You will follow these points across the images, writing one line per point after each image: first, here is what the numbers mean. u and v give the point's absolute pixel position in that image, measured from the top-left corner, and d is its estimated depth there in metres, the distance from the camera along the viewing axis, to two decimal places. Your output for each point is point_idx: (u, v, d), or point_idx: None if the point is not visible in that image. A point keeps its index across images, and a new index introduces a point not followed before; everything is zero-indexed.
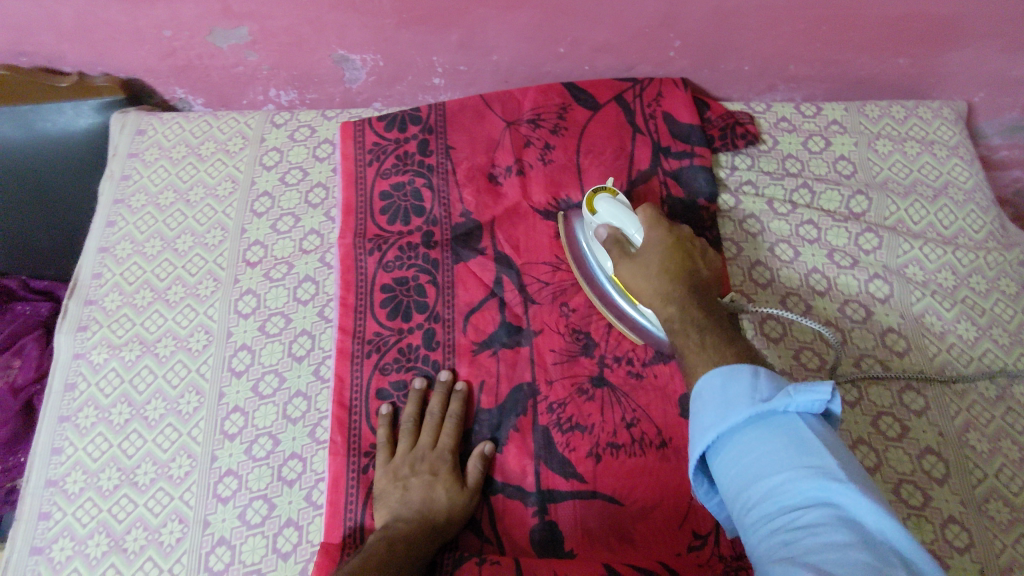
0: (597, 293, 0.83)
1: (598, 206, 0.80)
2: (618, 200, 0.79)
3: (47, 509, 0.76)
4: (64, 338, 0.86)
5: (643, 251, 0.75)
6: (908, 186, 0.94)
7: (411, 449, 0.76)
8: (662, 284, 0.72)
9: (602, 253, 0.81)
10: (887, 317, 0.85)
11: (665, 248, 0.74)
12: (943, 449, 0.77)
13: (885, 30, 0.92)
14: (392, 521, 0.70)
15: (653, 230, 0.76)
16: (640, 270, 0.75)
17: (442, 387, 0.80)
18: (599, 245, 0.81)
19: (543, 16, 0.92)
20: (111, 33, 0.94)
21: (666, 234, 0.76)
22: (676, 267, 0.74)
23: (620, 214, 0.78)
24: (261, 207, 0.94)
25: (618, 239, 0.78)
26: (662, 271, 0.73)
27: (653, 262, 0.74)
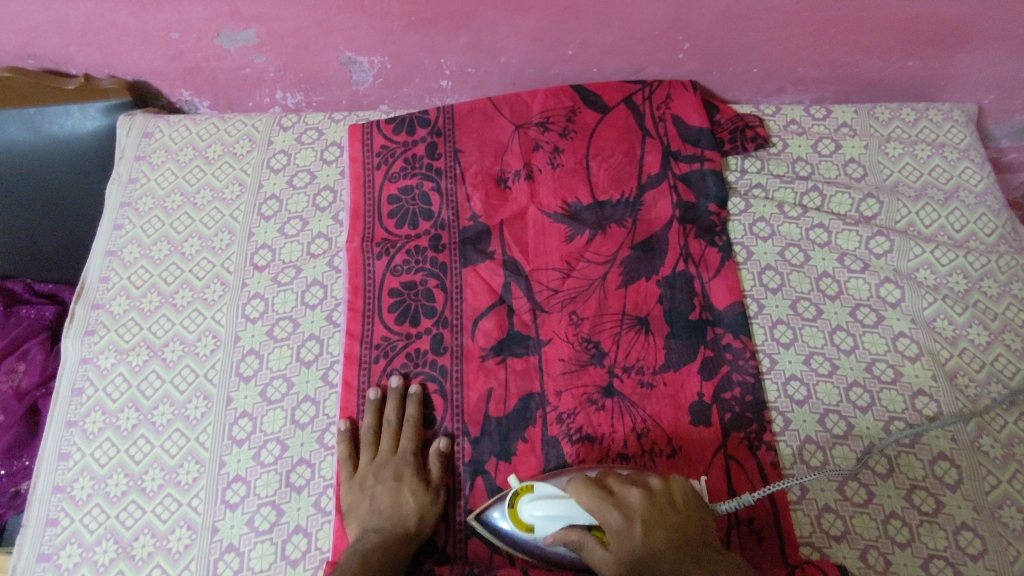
0: (523, 551, 0.71)
1: (524, 509, 0.68)
2: None
3: (54, 516, 0.76)
4: (71, 342, 0.85)
5: (620, 550, 0.60)
6: (919, 189, 0.93)
7: (374, 459, 0.77)
8: (654, 549, 0.59)
9: (552, 550, 0.67)
10: (899, 321, 0.84)
11: (644, 515, 0.61)
12: (956, 455, 0.76)
13: (895, 32, 0.92)
14: (363, 532, 0.70)
15: (608, 513, 0.62)
16: (625, 557, 0.60)
17: (394, 393, 0.80)
18: (549, 526, 0.67)
19: (551, 19, 0.91)
20: (118, 35, 0.94)
21: (625, 509, 0.62)
22: (656, 520, 0.61)
23: (556, 502, 0.66)
24: (268, 210, 0.93)
25: (574, 540, 0.64)
26: (655, 543, 0.60)
27: (642, 557, 0.59)
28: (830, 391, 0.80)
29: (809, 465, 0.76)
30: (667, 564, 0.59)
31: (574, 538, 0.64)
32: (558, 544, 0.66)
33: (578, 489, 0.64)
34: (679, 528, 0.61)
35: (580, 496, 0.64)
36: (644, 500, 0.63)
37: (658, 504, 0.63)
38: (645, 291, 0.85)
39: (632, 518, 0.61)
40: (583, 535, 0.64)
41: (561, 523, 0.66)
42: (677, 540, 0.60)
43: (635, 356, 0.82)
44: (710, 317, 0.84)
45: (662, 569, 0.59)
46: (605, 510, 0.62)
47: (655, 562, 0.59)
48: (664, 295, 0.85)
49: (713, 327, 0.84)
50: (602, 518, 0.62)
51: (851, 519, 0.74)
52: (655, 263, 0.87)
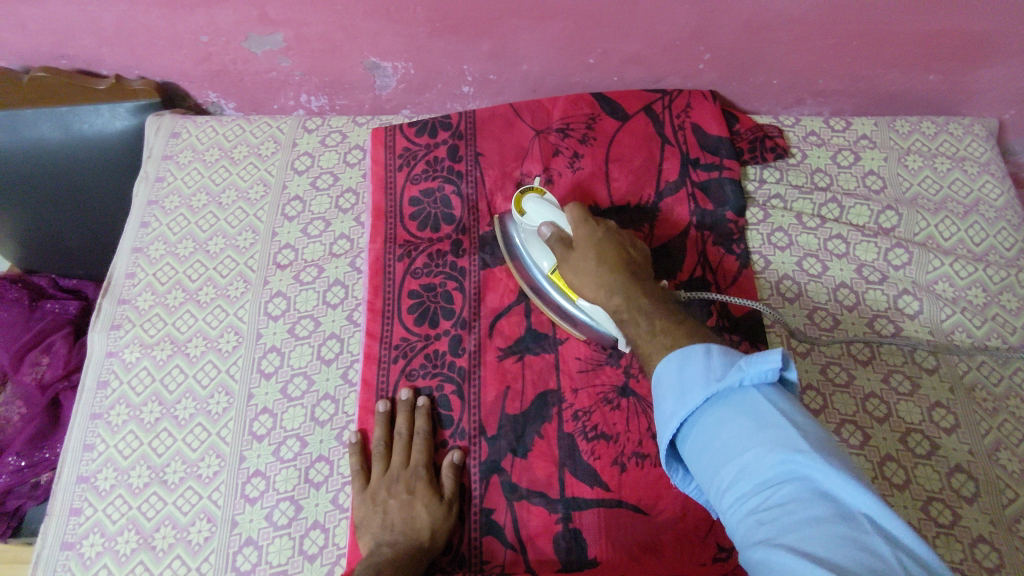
0: (530, 283, 0.85)
1: (527, 205, 0.81)
2: (548, 201, 0.80)
3: (78, 505, 0.78)
4: (98, 336, 0.87)
5: (579, 247, 0.76)
6: (938, 202, 0.94)
7: (386, 473, 0.77)
8: (606, 277, 0.72)
9: (537, 254, 0.81)
10: (916, 333, 0.85)
11: (601, 241, 0.75)
12: (973, 467, 0.76)
13: (917, 46, 0.92)
14: (376, 547, 0.70)
15: (580, 228, 0.77)
16: (579, 271, 0.75)
17: (405, 405, 0.80)
18: (537, 246, 0.81)
19: (574, 27, 0.92)
20: (150, 38, 0.95)
21: (596, 228, 0.76)
22: (607, 254, 0.74)
23: (547, 211, 0.80)
24: (292, 210, 0.95)
25: (555, 240, 0.78)
26: (599, 257, 0.74)
27: (591, 260, 0.74)
28: (847, 401, 0.81)
29: None
30: (605, 279, 0.72)
31: (555, 238, 0.78)
32: (546, 247, 0.80)
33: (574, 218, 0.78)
34: (626, 254, 0.75)
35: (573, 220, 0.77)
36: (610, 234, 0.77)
37: (618, 245, 0.76)
38: None
39: (596, 228, 0.76)
40: (565, 240, 0.77)
41: (547, 224, 0.79)
42: (618, 270, 0.73)
43: None
44: (727, 324, 0.85)
45: (606, 274, 0.73)
46: (580, 224, 0.77)
47: (606, 273, 0.73)
48: (681, 301, 0.86)
49: (730, 334, 0.84)
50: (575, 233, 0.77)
51: None
52: (673, 269, 0.88)
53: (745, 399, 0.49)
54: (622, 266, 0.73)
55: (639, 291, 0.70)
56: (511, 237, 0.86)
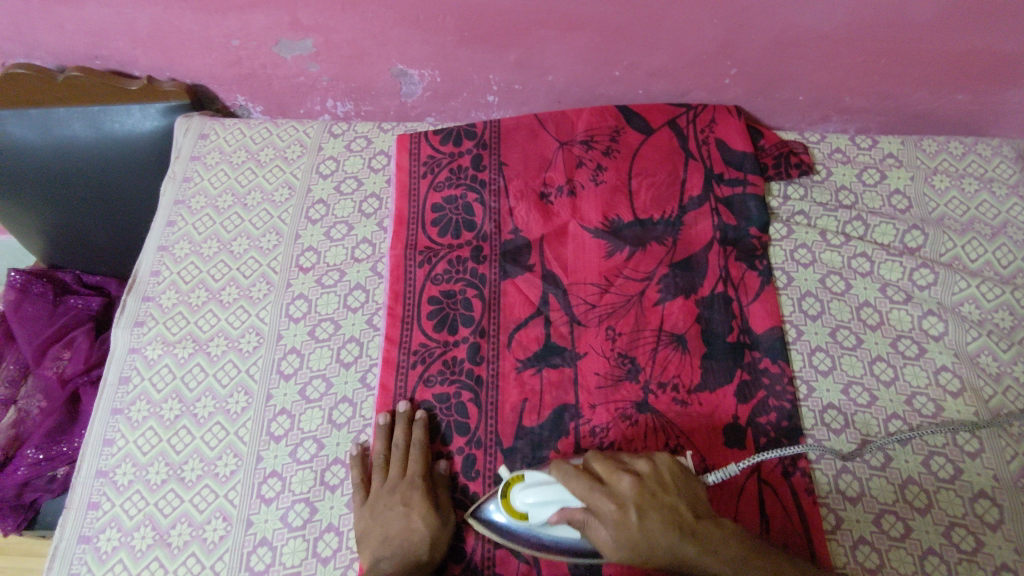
0: (518, 539, 0.72)
1: (517, 498, 0.70)
2: (535, 479, 0.70)
3: (96, 499, 0.78)
4: (121, 331, 0.88)
5: (617, 527, 0.64)
6: (965, 223, 0.93)
7: (383, 484, 0.76)
8: (653, 534, 0.63)
9: (556, 531, 0.70)
10: (941, 355, 0.83)
11: (636, 502, 0.65)
12: (998, 494, 0.75)
13: (947, 65, 0.91)
14: (375, 563, 0.69)
15: (602, 501, 0.65)
16: (626, 534, 0.63)
17: (402, 419, 0.80)
18: (552, 530, 0.70)
19: (601, 40, 0.93)
20: (182, 40, 0.97)
21: (620, 499, 0.65)
22: (647, 501, 0.65)
23: (549, 497, 0.68)
24: (315, 214, 0.96)
25: (578, 522, 0.67)
26: (649, 530, 0.63)
27: (637, 537, 0.63)
28: (869, 421, 0.80)
29: (845, 495, 0.75)
30: (667, 544, 0.63)
31: (573, 519, 0.67)
32: (562, 527, 0.70)
33: (573, 483, 0.67)
34: (677, 512, 0.65)
35: (573, 483, 0.67)
36: (635, 488, 0.66)
37: (653, 488, 0.67)
38: (683, 310, 0.86)
39: (625, 505, 0.65)
40: (582, 519, 0.67)
41: (554, 516, 0.68)
42: (674, 527, 0.64)
43: (671, 376, 0.82)
44: (748, 340, 0.84)
45: (661, 553, 0.63)
46: (591, 494, 0.65)
47: (668, 548, 0.63)
48: (702, 316, 0.85)
49: (751, 351, 0.84)
50: (596, 510, 0.65)
51: (887, 552, 0.72)
52: (694, 283, 0.88)
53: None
54: (674, 525, 0.64)
55: (704, 532, 0.64)
56: (494, 522, 0.73)
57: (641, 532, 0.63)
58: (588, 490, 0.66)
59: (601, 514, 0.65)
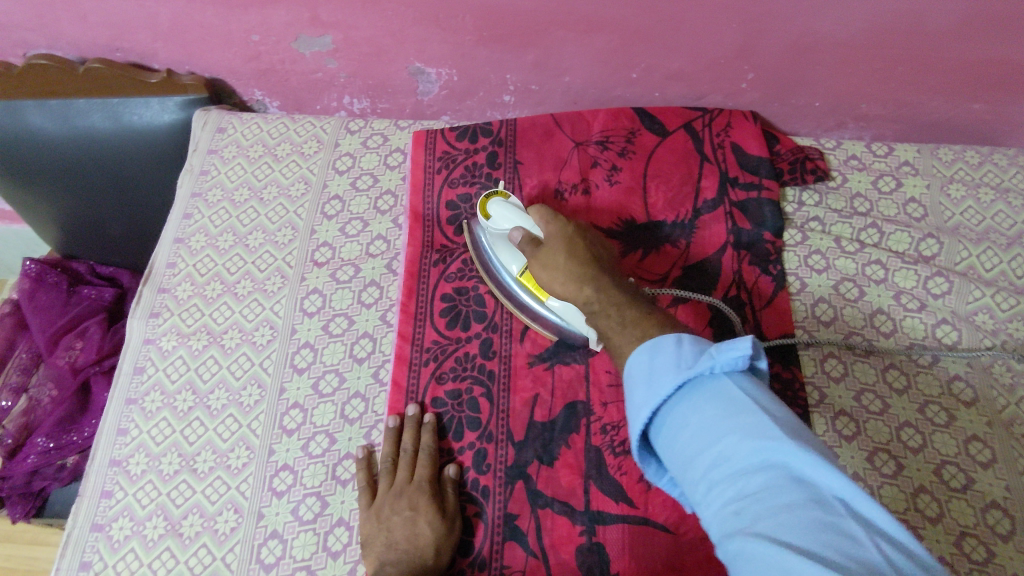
0: (500, 286, 0.86)
1: (492, 210, 0.84)
2: (509, 202, 0.85)
3: (109, 488, 0.79)
4: (137, 322, 0.89)
5: (548, 244, 0.80)
6: (981, 233, 0.92)
7: (390, 488, 0.76)
8: (575, 275, 0.76)
9: (507, 255, 0.84)
10: (954, 364, 0.83)
11: (573, 262, 0.76)
12: (1010, 505, 0.75)
13: (966, 73, 0.91)
14: (380, 568, 0.69)
15: (551, 224, 0.80)
16: (551, 270, 0.78)
17: (411, 422, 0.79)
18: (503, 249, 0.85)
19: (619, 42, 0.93)
20: (202, 35, 0.98)
21: (569, 248, 0.78)
22: (579, 254, 0.78)
23: (512, 215, 0.83)
24: (331, 209, 0.96)
25: (526, 247, 0.81)
26: (571, 261, 0.76)
27: (561, 265, 0.77)
28: (880, 429, 0.79)
29: None
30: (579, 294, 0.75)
31: (524, 247, 0.82)
32: (514, 248, 0.84)
33: (538, 211, 0.81)
34: (590, 291, 0.74)
35: (544, 224, 0.81)
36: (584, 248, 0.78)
37: (594, 256, 0.77)
38: (696, 313, 0.86)
39: (570, 247, 0.78)
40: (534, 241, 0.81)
41: (514, 228, 0.83)
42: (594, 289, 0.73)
43: None
44: (761, 344, 0.84)
45: (578, 275, 0.76)
46: (552, 222, 0.80)
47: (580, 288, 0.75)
48: (715, 319, 0.85)
49: (764, 355, 0.83)
50: (543, 245, 0.80)
51: None
52: (708, 286, 0.88)
53: (716, 386, 0.49)
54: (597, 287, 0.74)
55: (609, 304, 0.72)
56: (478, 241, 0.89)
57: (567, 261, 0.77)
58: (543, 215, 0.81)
59: (552, 239, 0.78)
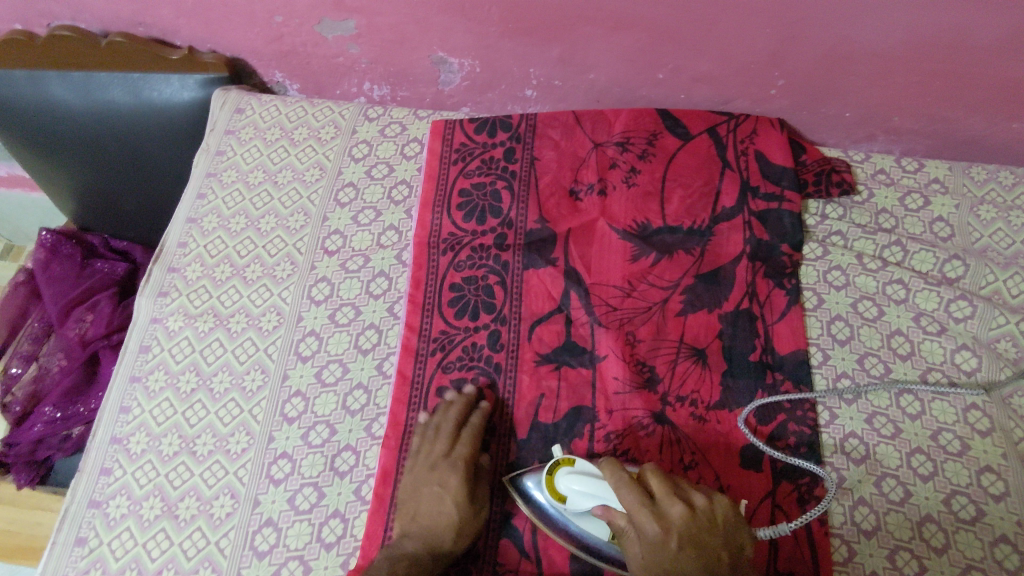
0: (557, 529, 0.71)
1: (561, 479, 0.70)
2: (581, 479, 0.69)
3: (108, 465, 0.79)
4: (145, 301, 0.89)
5: (647, 551, 0.63)
6: (1010, 257, 0.89)
7: (425, 459, 0.76)
8: (678, 560, 0.61)
9: (586, 522, 0.70)
10: (972, 392, 0.81)
11: (682, 529, 0.62)
12: (1020, 540, 0.72)
13: (1006, 91, 0.88)
14: (400, 539, 0.70)
15: (645, 518, 0.63)
16: (647, 558, 0.62)
17: (463, 398, 0.79)
18: (580, 516, 0.70)
19: (647, 41, 0.91)
20: (226, 13, 0.96)
21: (663, 519, 0.63)
22: (699, 541, 0.62)
23: (592, 484, 0.68)
24: (345, 197, 0.95)
25: (616, 526, 0.66)
26: (681, 564, 0.61)
27: (671, 570, 0.61)
28: (891, 454, 0.77)
29: (860, 528, 0.73)
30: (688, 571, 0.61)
31: (612, 525, 0.66)
32: (596, 518, 0.69)
33: (617, 484, 0.66)
34: (704, 546, 0.62)
35: (632, 499, 0.64)
36: (686, 516, 0.63)
37: (698, 525, 0.63)
38: (705, 324, 0.84)
39: (666, 527, 0.62)
40: (623, 513, 0.65)
41: (596, 501, 0.68)
42: (696, 549, 0.62)
43: (689, 390, 0.80)
44: (771, 360, 0.82)
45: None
46: (637, 508, 0.64)
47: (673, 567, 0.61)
48: (725, 331, 0.83)
49: (773, 372, 0.82)
50: (635, 510, 0.64)
51: None
52: (721, 296, 0.85)
53: None
54: (704, 562, 0.61)
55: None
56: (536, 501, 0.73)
57: (673, 567, 0.61)
58: (638, 508, 0.64)
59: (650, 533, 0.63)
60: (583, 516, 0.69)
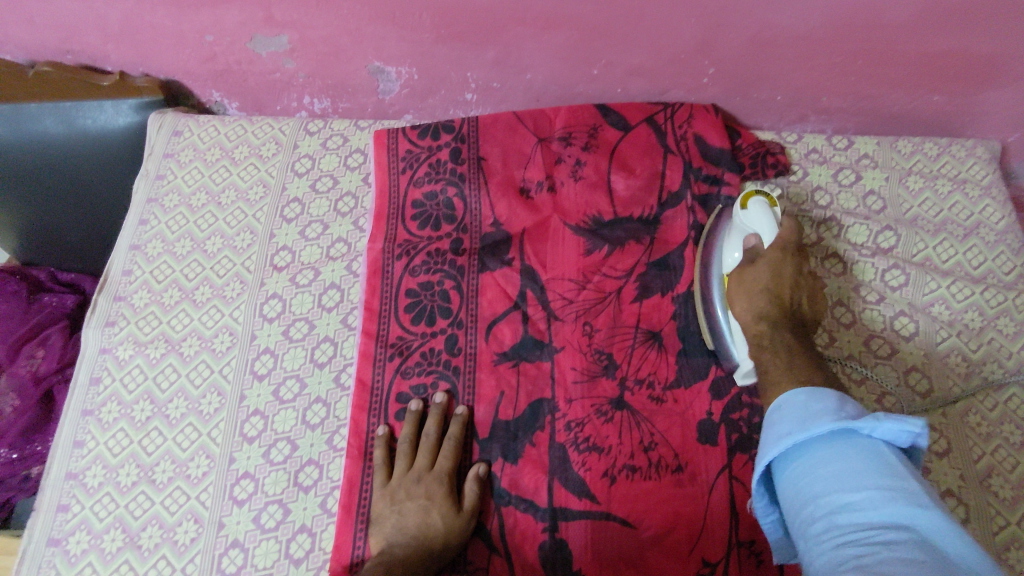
0: (699, 274, 0.85)
1: (752, 205, 0.81)
2: (767, 207, 0.80)
3: (65, 502, 0.77)
4: (92, 332, 0.87)
5: (751, 270, 0.79)
6: (939, 224, 0.93)
7: (407, 471, 0.77)
8: (768, 298, 0.78)
9: (724, 251, 0.82)
10: (912, 356, 0.84)
11: (780, 267, 0.79)
12: (964, 493, 0.75)
13: (922, 67, 0.92)
14: (388, 548, 0.70)
15: (769, 252, 0.79)
16: (749, 280, 0.79)
17: (437, 408, 0.80)
18: (731, 238, 0.82)
19: (578, 38, 0.92)
20: (155, 36, 0.96)
21: (780, 262, 0.79)
22: (784, 286, 0.79)
23: (765, 223, 0.79)
24: (291, 212, 0.95)
25: (750, 245, 0.80)
26: (768, 282, 0.78)
27: (759, 275, 0.79)
28: None
29: None
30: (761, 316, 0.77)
31: (748, 247, 0.81)
32: (739, 241, 0.81)
33: (776, 239, 0.79)
34: (786, 302, 0.78)
35: (772, 249, 0.79)
36: (792, 274, 0.80)
37: (789, 283, 0.79)
38: (658, 310, 0.85)
39: (780, 251, 0.79)
40: (756, 253, 0.80)
41: (752, 233, 0.81)
42: (774, 301, 0.78)
43: (647, 374, 0.81)
44: None
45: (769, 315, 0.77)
46: (763, 257, 0.79)
47: (770, 301, 0.77)
48: (677, 314, 0.85)
49: None
50: (766, 256, 0.79)
51: None
52: (671, 281, 0.87)
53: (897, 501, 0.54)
54: (783, 313, 0.78)
55: (786, 345, 0.75)
56: (717, 229, 0.86)
57: (765, 284, 0.78)
58: (776, 246, 0.79)
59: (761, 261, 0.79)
60: (731, 244, 0.82)
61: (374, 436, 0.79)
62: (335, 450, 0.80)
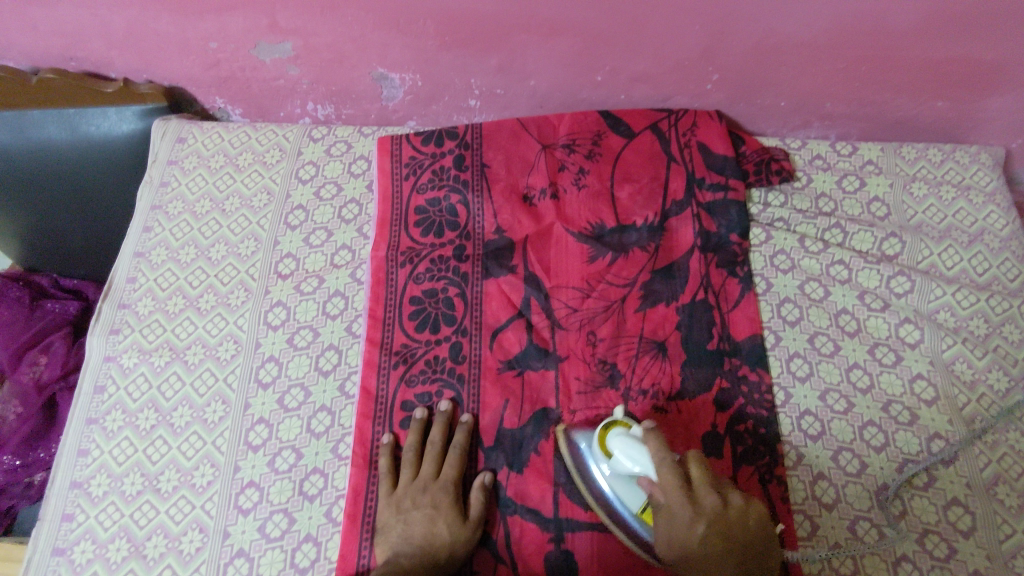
0: (592, 493, 0.73)
1: (613, 445, 0.71)
2: (635, 433, 0.71)
3: (70, 511, 0.77)
4: (96, 340, 0.87)
5: (668, 508, 0.65)
6: (943, 230, 0.93)
7: (413, 480, 0.77)
8: (703, 542, 0.62)
9: (625, 490, 0.70)
10: (917, 363, 0.84)
11: (710, 509, 0.63)
12: (971, 501, 0.75)
13: (926, 73, 0.92)
14: (394, 558, 0.70)
15: (667, 471, 0.65)
16: (670, 523, 0.64)
17: (442, 417, 0.80)
18: (618, 480, 0.71)
19: (582, 45, 0.92)
20: (159, 42, 0.96)
21: (699, 507, 0.64)
22: (720, 521, 0.63)
23: (637, 454, 0.69)
24: (295, 219, 0.95)
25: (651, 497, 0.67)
26: (706, 538, 0.62)
27: (680, 514, 0.64)
28: (844, 428, 0.80)
29: (821, 501, 0.76)
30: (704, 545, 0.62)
31: (652, 498, 0.67)
32: (636, 486, 0.70)
33: (659, 462, 0.67)
34: (732, 538, 0.63)
35: (661, 465, 0.66)
36: (718, 508, 0.63)
37: (726, 520, 0.63)
38: (663, 317, 0.85)
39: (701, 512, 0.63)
40: (664, 500, 0.66)
41: (639, 472, 0.69)
42: (723, 543, 0.62)
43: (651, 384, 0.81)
44: (727, 347, 0.84)
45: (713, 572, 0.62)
46: (662, 465, 0.66)
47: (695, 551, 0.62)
48: (682, 322, 0.85)
49: (731, 358, 0.83)
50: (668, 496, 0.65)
51: (861, 559, 0.72)
52: (675, 289, 0.87)
53: None
54: (718, 534, 0.62)
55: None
56: (581, 456, 0.75)
57: (688, 533, 0.63)
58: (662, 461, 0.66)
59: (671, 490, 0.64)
60: (626, 486, 0.71)
61: (378, 445, 0.79)
62: (341, 459, 0.79)
